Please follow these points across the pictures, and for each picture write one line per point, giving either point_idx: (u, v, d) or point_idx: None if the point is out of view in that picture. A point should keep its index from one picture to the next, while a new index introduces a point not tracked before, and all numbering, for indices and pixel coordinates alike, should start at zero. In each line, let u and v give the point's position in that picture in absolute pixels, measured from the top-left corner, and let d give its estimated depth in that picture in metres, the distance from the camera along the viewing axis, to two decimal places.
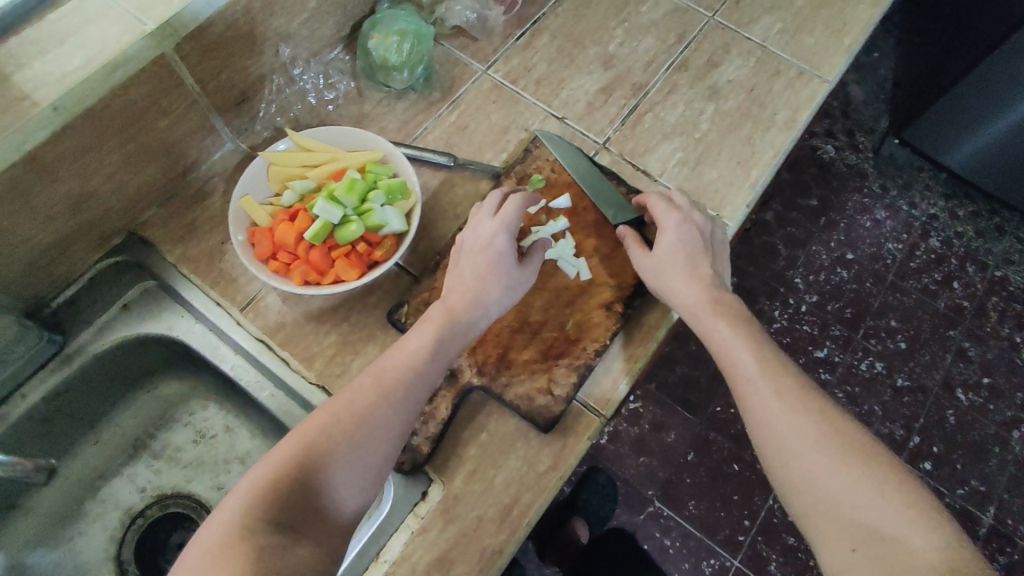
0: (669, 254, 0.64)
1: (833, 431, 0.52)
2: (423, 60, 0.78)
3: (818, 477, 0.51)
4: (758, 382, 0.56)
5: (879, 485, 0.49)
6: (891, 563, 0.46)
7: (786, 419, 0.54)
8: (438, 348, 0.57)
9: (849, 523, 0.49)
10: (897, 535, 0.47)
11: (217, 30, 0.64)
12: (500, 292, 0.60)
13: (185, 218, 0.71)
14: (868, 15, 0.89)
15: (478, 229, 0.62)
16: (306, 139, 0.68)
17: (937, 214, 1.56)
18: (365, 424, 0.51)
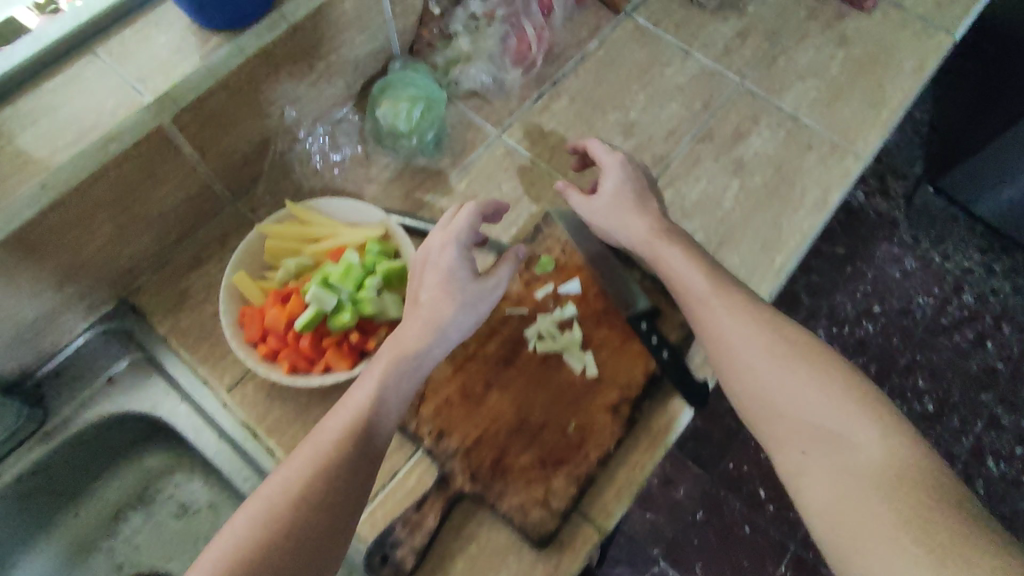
0: (614, 196, 0.65)
1: (784, 345, 0.53)
2: (435, 125, 0.74)
3: (768, 388, 0.52)
4: (712, 304, 0.57)
5: (827, 386, 0.50)
6: (839, 458, 0.48)
7: (737, 332, 0.55)
8: (389, 395, 0.53)
9: (804, 429, 0.50)
10: (844, 430, 0.48)
11: (217, 98, 0.61)
12: (456, 310, 0.56)
13: (176, 287, 0.68)
14: (909, 86, 0.83)
15: (428, 247, 0.59)
16: (305, 212, 0.65)
17: (972, 268, 1.48)
18: (302, 502, 0.47)
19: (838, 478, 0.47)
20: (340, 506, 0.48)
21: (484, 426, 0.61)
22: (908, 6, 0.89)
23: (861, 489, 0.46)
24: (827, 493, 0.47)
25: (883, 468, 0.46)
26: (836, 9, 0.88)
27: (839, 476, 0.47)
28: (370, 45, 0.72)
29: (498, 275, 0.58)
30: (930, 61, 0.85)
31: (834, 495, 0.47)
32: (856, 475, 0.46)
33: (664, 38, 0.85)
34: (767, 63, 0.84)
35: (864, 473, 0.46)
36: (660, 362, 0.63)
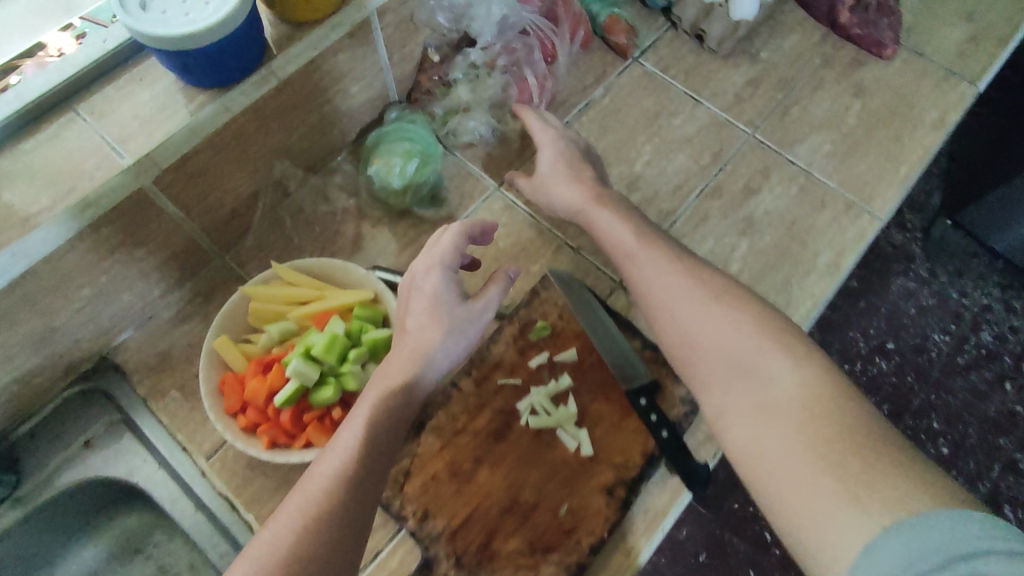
0: (549, 168, 0.68)
1: (706, 290, 0.54)
2: (430, 181, 0.72)
3: (693, 331, 0.53)
4: (640, 259, 0.59)
5: (741, 324, 0.52)
6: (757, 396, 0.48)
7: (661, 279, 0.56)
8: (383, 431, 0.50)
9: (725, 368, 0.51)
10: (762, 368, 0.49)
11: (201, 156, 0.57)
12: (446, 336, 0.55)
13: (157, 345, 0.66)
14: (929, 139, 0.79)
15: (415, 273, 0.57)
16: (290, 272, 0.62)
17: (991, 305, 1.31)
18: (298, 557, 0.42)
19: (759, 414, 0.47)
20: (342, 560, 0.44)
21: (471, 507, 0.58)
22: (930, 54, 0.85)
23: (779, 423, 0.46)
24: (748, 429, 0.47)
25: (798, 400, 0.46)
26: (854, 56, 0.85)
27: (759, 412, 0.47)
28: (366, 94, 0.70)
29: (487, 297, 0.58)
30: (952, 113, 0.81)
31: (756, 433, 0.47)
32: (775, 410, 0.46)
33: (673, 84, 0.82)
34: (779, 113, 0.81)
35: (782, 408, 0.46)
36: (658, 442, 0.60)
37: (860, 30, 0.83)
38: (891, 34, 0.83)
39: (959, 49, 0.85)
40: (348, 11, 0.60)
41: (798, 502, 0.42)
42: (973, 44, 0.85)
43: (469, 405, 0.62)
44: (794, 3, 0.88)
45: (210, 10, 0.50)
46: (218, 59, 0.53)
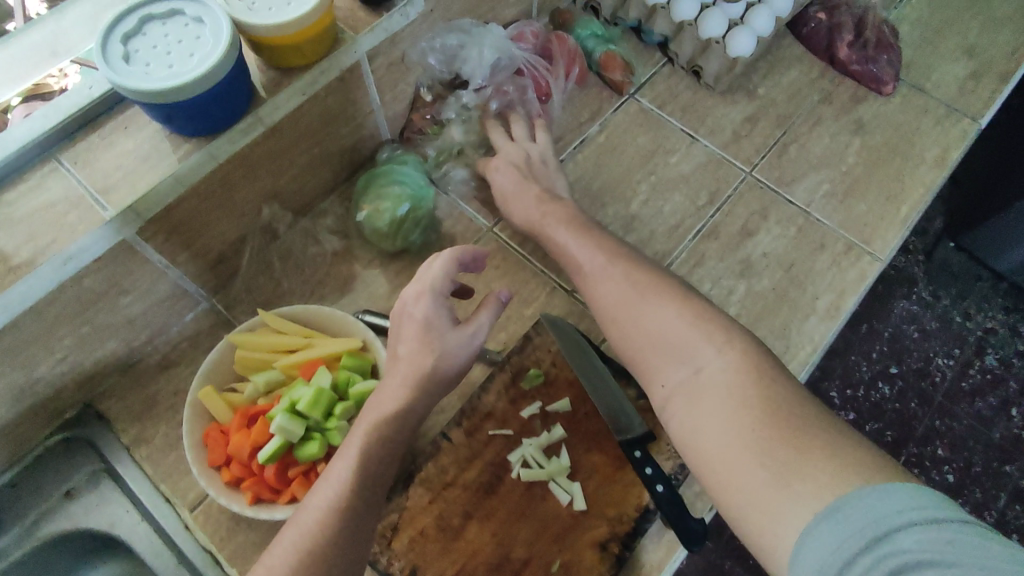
0: (501, 192, 0.70)
1: (643, 286, 0.54)
2: (422, 224, 0.70)
3: (633, 329, 0.53)
4: (579, 263, 0.59)
5: (674, 313, 0.51)
6: (693, 387, 0.48)
7: (601, 280, 0.57)
8: (376, 463, 0.48)
9: (661, 361, 0.51)
10: (695, 360, 0.49)
11: (187, 204, 0.58)
12: (437, 364, 0.50)
13: (142, 392, 0.65)
14: (930, 178, 0.78)
15: (404, 299, 0.53)
16: (277, 320, 0.61)
17: (994, 328, 1.28)
18: None
19: (697, 406, 0.47)
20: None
21: (460, 564, 0.56)
22: (930, 90, 0.84)
23: (714, 411, 0.46)
24: (686, 420, 0.47)
25: (731, 388, 0.46)
26: (853, 92, 0.84)
27: (696, 403, 0.47)
28: (356, 134, 0.71)
29: (482, 320, 0.53)
30: (953, 151, 0.80)
31: (695, 426, 0.47)
32: (710, 400, 0.46)
33: (669, 121, 0.81)
34: (778, 150, 0.80)
35: (717, 398, 0.46)
36: (654, 496, 0.58)
37: (858, 66, 0.83)
38: (890, 70, 0.82)
39: (960, 85, 0.84)
40: (336, 56, 0.59)
41: (737, 491, 0.42)
42: (974, 79, 0.84)
43: (459, 457, 0.60)
44: (793, 38, 0.87)
45: (194, 62, 0.50)
46: (205, 109, 0.52)
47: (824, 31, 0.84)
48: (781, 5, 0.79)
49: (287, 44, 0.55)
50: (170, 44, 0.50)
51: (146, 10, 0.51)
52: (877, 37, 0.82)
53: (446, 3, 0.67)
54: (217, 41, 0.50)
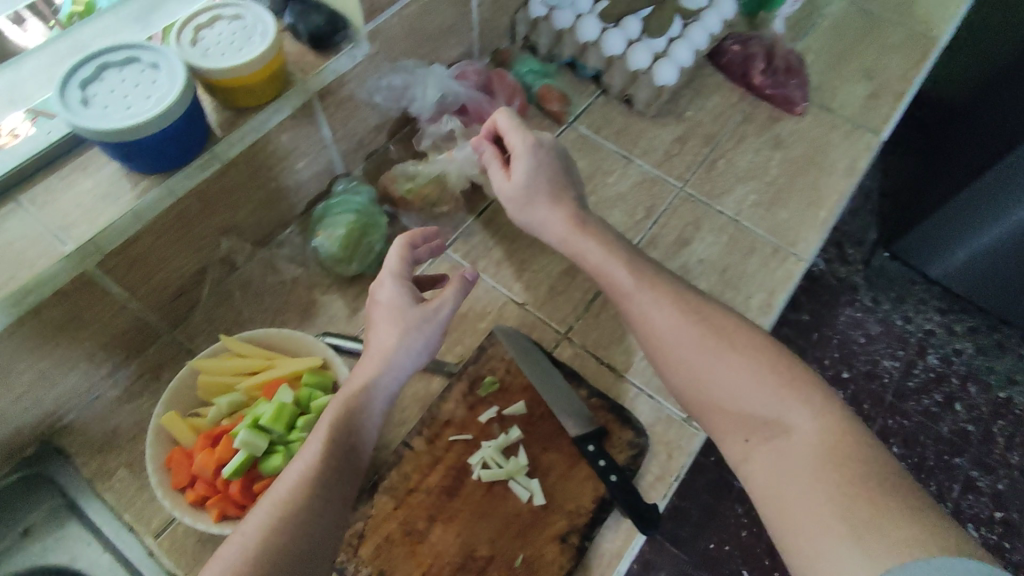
0: (528, 182, 0.67)
1: (712, 333, 0.59)
2: (375, 249, 0.75)
3: (705, 378, 0.58)
4: (635, 297, 0.62)
5: (760, 376, 0.57)
6: (778, 445, 0.54)
7: (661, 320, 0.61)
8: (349, 430, 0.53)
9: (743, 416, 0.56)
10: (780, 416, 0.55)
11: (146, 239, 0.61)
12: (400, 341, 0.57)
13: (105, 424, 0.66)
14: (843, 185, 0.86)
15: (375, 292, 0.61)
16: (239, 343, 0.63)
17: (933, 330, 1.55)
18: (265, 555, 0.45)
19: (778, 463, 0.53)
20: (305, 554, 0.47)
21: (426, 566, 0.58)
22: (837, 108, 0.93)
23: (800, 472, 0.51)
24: (767, 473, 0.53)
25: (817, 447, 0.52)
26: (770, 112, 0.92)
27: (777, 460, 0.53)
28: (313, 168, 0.75)
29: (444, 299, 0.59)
30: (861, 160, 0.88)
31: (776, 483, 0.52)
32: (794, 457, 0.52)
33: (605, 145, 0.88)
34: (706, 167, 0.87)
35: (801, 456, 0.52)
36: (608, 486, 0.62)
37: (772, 90, 0.91)
38: (800, 92, 0.91)
39: (862, 103, 0.94)
40: (287, 96, 0.65)
41: (803, 539, 0.49)
42: (874, 98, 0.94)
43: (420, 463, 0.63)
44: (713, 67, 0.96)
45: (150, 104, 0.54)
46: (161, 147, 0.56)
47: (739, 60, 0.93)
48: (698, 39, 0.87)
49: (238, 86, 0.60)
50: (127, 88, 0.54)
51: (102, 58, 0.55)
52: (786, 63, 0.91)
53: (390, 45, 0.73)
54: (173, 84, 0.55)
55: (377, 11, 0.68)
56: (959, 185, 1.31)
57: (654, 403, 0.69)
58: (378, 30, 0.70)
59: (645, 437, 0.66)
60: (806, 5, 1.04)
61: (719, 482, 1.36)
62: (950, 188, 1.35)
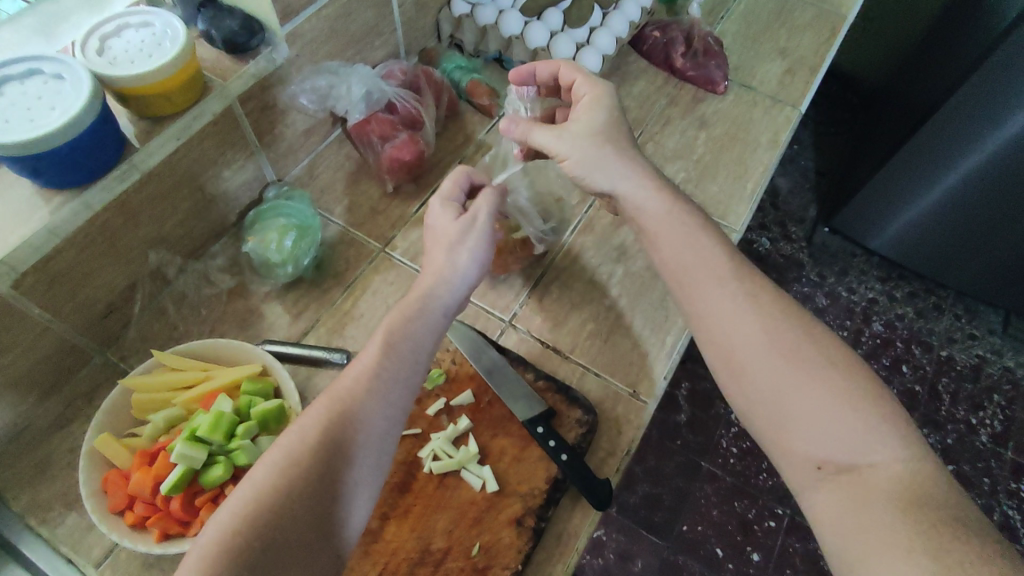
0: (599, 128, 0.63)
1: (810, 340, 0.54)
2: (312, 252, 0.74)
3: (787, 390, 0.53)
4: (718, 291, 0.57)
5: (856, 404, 0.51)
6: (856, 483, 0.49)
7: (744, 329, 0.55)
8: (405, 326, 0.55)
9: (822, 443, 0.51)
10: (858, 452, 0.50)
11: (66, 256, 0.58)
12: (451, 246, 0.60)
13: (33, 456, 0.63)
14: (768, 157, 0.90)
15: (427, 217, 0.64)
16: (174, 358, 0.62)
17: (876, 298, 1.62)
18: (334, 427, 0.48)
19: (852, 499, 0.48)
20: (363, 449, 0.49)
21: (383, 563, 0.57)
22: (756, 86, 0.97)
23: (880, 510, 0.46)
24: (839, 511, 0.48)
25: (898, 486, 0.47)
26: (693, 94, 0.96)
27: (853, 498, 0.48)
28: (242, 176, 0.74)
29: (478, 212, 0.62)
30: (782, 133, 0.92)
31: (849, 520, 0.48)
32: (877, 495, 0.47)
33: None
34: (636, 150, 0.89)
35: (875, 495, 0.47)
36: (559, 465, 0.62)
37: (693, 72, 0.95)
38: (720, 72, 0.95)
39: (779, 80, 0.98)
40: (207, 101, 0.64)
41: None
42: (790, 74, 0.99)
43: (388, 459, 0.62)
44: (636, 54, 0.99)
45: (54, 115, 0.52)
46: (70, 159, 0.54)
47: (661, 46, 0.96)
48: (619, 26, 0.90)
49: (151, 94, 0.58)
50: (30, 101, 0.52)
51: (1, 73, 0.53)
52: (704, 45, 0.94)
53: (311, 47, 0.73)
54: (78, 94, 0.53)
55: (293, 13, 0.67)
56: (893, 146, 1.36)
57: (601, 380, 0.70)
58: (295, 33, 0.69)
59: (594, 414, 0.66)
60: None
61: (686, 465, 1.38)
62: (881, 156, 1.41)
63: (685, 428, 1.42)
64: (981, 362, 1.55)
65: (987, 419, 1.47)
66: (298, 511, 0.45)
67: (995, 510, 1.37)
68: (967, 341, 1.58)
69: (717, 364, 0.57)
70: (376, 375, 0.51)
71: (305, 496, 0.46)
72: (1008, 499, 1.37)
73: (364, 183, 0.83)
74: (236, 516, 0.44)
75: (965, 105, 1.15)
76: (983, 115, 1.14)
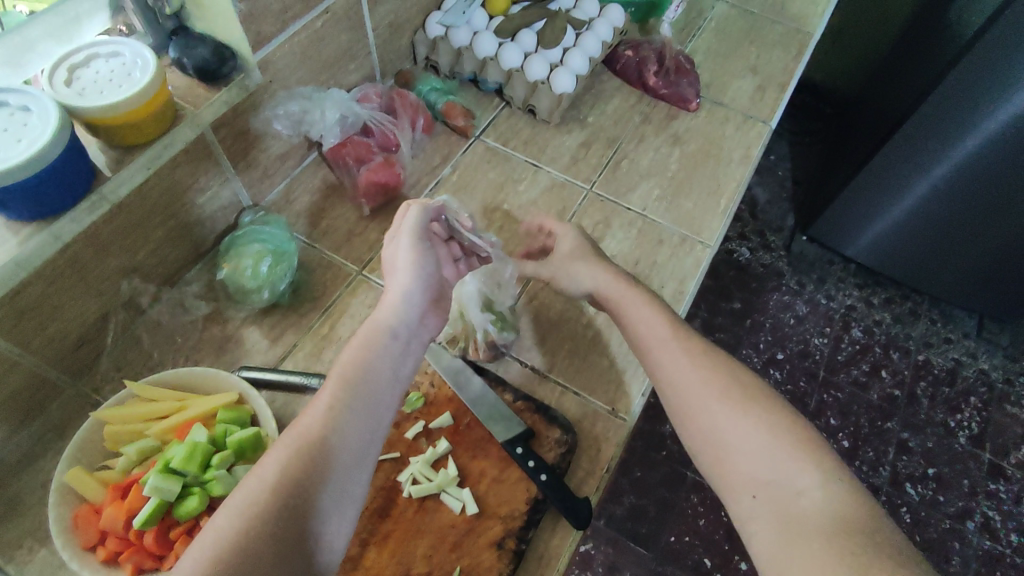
0: (573, 253, 0.70)
1: (734, 383, 0.56)
2: (288, 277, 0.73)
3: (717, 428, 0.54)
4: (657, 347, 0.60)
5: (775, 432, 0.53)
6: (784, 506, 0.50)
7: (684, 369, 0.57)
8: (368, 350, 0.55)
9: (752, 473, 0.52)
10: (787, 477, 0.51)
11: (35, 288, 0.58)
12: (398, 276, 0.62)
13: (3, 492, 0.62)
14: (740, 173, 0.91)
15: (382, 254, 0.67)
16: (148, 389, 0.61)
17: (854, 305, 1.65)
18: (305, 455, 0.48)
19: (781, 526, 0.49)
20: (329, 483, 0.49)
21: None
22: (727, 102, 0.99)
23: (806, 536, 0.47)
24: (770, 539, 0.49)
25: (825, 510, 0.48)
26: (666, 111, 0.97)
27: (783, 522, 0.49)
28: (217, 201, 0.74)
29: (414, 232, 0.64)
30: (753, 149, 0.94)
31: (779, 543, 0.48)
32: (804, 521, 0.48)
33: (514, 155, 0.90)
34: (611, 168, 0.91)
35: (805, 516, 0.48)
36: (539, 484, 0.62)
37: (666, 90, 0.96)
38: (691, 90, 0.97)
39: (750, 96, 1.00)
40: (178, 130, 0.63)
41: None
42: (760, 90, 1.01)
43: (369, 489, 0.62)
44: (610, 73, 1.01)
45: (20, 147, 0.51)
46: (38, 191, 0.53)
47: (634, 64, 0.98)
48: (592, 46, 0.91)
49: (120, 124, 0.58)
50: None
51: None
52: (675, 64, 0.97)
53: (285, 72, 0.73)
54: (45, 126, 0.53)
55: (265, 41, 0.68)
56: (865, 156, 1.39)
57: (579, 398, 0.70)
58: (267, 59, 0.70)
59: (573, 433, 0.67)
60: (691, 11, 1.11)
61: (672, 475, 1.39)
62: (853, 166, 1.45)
63: (671, 439, 1.43)
64: (956, 365, 1.58)
65: (964, 421, 1.49)
66: (275, 542, 0.45)
67: (975, 512, 1.39)
68: (942, 345, 1.61)
69: (666, 411, 0.59)
70: (345, 401, 0.52)
71: (269, 535, 0.45)
72: (987, 501, 1.40)
73: (340, 205, 0.83)
74: (207, 555, 0.44)
75: (932, 116, 1.19)
76: (949, 124, 1.18)
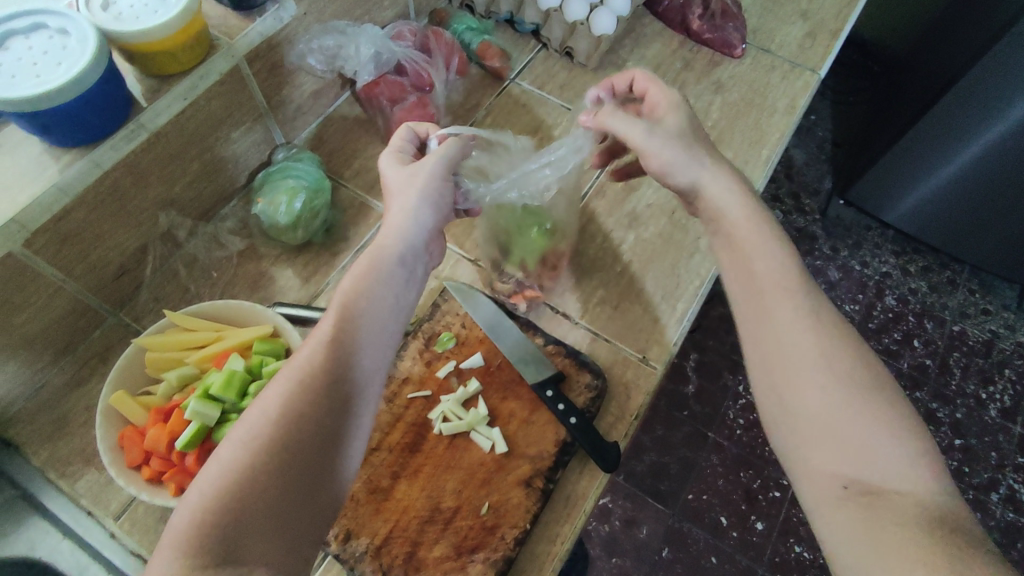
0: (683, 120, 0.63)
1: (849, 358, 0.49)
2: (320, 216, 0.73)
3: (817, 401, 0.48)
4: (749, 295, 0.53)
5: (886, 427, 0.47)
6: (877, 501, 0.45)
7: (789, 327, 0.51)
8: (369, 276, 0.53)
9: (848, 464, 0.46)
10: (885, 475, 0.45)
11: (77, 215, 0.58)
12: (399, 199, 0.58)
13: (53, 413, 0.64)
14: (784, 123, 0.87)
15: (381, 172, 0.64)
16: (187, 318, 0.62)
17: (889, 272, 1.60)
18: (312, 385, 0.48)
19: (876, 529, 0.44)
20: (338, 414, 0.48)
21: (394, 521, 0.59)
22: (774, 49, 0.94)
23: (902, 540, 0.42)
24: (853, 535, 0.44)
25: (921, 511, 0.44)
26: (709, 58, 0.93)
27: (873, 519, 0.44)
28: (250, 138, 0.74)
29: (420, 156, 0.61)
30: (800, 98, 0.89)
31: (863, 543, 0.44)
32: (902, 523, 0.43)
33: (548, 99, 0.88)
34: None
35: (899, 517, 0.43)
36: (568, 428, 0.62)
37: (710, 34, 0.92)
38: (737, 35, 0.92)
39: (798, 43, 0.95)
40: (213, 60, 0.63)
41: None
42: (810, 37, 0.96)
43: (401, 425, 0.63)
44: (651, 16, 0.96)
45: (60, 71, 0.51)
46: (78, 116, 0.53)
47: (677, 7, 0.93)
48: None
49: (158, 51, 0.57)
50: (34, 56, 0.51)
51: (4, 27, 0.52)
52: (722, 7, 0.91)
53: (319, 5, 0.71)
54: (83, 50, 0.52)
55: None
56: (913, 115, 1.32)
57: (609, 345, 0.70)
58: None
59: (603, 379, 0.66)
60: None
61: (693, 435, 1.39)
62: (900, 125, 1.38)
63: (693, 399, 1.42)
64: (994, 337, 1.53)
65: (997, 394, 1.46)
66: (293, 470, 0.46)
67: (1001, 484, 1.37)
68: (980, 316, 1.56)
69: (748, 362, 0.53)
70: (350, 330, 0.51)
71: (272, 471, 0.45)
72: (1015, 474, 1.37)
73: (372, 146, 0.82)
74: (218, 481, 0.44)
75: (991, 72, 1.11)
76: (1009, 83, 1.10)
